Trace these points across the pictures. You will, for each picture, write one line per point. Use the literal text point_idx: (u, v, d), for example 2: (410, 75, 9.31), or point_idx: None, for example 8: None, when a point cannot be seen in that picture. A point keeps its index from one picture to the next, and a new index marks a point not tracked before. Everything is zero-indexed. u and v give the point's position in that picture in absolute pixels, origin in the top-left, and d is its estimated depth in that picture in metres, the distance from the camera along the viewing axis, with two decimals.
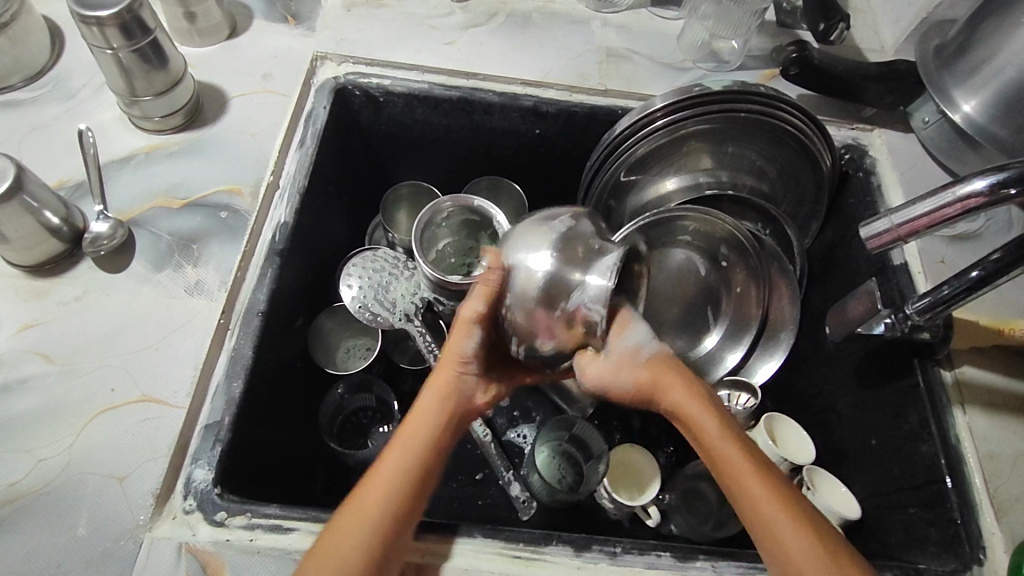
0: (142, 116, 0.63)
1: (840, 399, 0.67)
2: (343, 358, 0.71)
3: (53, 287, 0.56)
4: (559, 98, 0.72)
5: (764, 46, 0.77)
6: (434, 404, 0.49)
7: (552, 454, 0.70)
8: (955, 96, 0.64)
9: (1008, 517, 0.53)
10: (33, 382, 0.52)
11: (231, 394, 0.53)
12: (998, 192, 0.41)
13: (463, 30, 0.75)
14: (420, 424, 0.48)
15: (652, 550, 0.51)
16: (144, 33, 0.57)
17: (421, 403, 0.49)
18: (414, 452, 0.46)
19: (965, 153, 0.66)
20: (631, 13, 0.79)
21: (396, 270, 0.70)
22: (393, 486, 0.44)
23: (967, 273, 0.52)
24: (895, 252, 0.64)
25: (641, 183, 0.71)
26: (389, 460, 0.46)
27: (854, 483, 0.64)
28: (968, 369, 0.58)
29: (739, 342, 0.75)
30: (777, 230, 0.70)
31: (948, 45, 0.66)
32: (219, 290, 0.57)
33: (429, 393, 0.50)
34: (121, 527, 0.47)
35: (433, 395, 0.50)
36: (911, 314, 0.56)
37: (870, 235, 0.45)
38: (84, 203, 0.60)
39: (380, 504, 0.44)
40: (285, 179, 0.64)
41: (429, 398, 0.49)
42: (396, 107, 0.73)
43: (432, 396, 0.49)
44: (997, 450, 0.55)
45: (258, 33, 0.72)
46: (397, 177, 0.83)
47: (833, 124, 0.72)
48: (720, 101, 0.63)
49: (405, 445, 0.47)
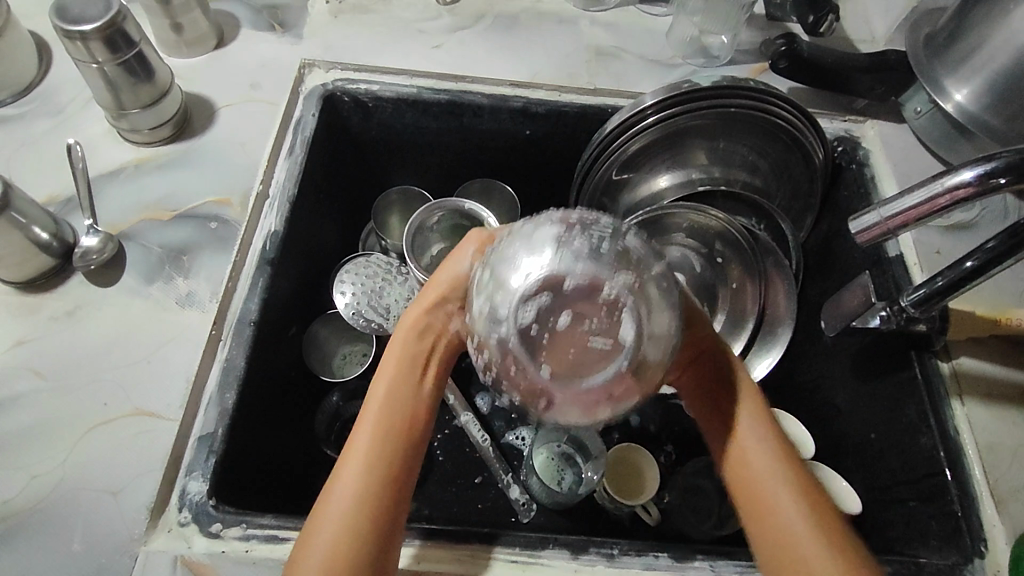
0: (130, 129, 0.63)
1: (839, 393, 0.67)
2: (338, 365, 0.70)
3: (44, 303, 0.56)
4: (549, 99, 0.72)
5: (754, 40, 0.76)
6: (407, 353, 0.44)
7: (550, 455, 0.70)
8: (947, 86, 0.63)
9: (1009, 508, 0.52)
10: (25, 399, 0.52)
11: (224, 405, 0.53)
12: (987, 182, 0.41)
13: (451, 33, 0.75)
14: (391, 370, 0.43)
15: (650, 550, 0.51)
16: (129, 46, 0.57)
17: (369, 409, 0.42)
18: (377, 437, 0.40)
19: (957, 142, 0.66)
20: (619, 11, 0.78)
21: (390, 276, 0.69)
22: (371, 462, 0.39)
23: (960, 264, 0.52)
24: (890, 244, 0.64)
25: (635, 180, 0.71)
26: (350, 452, 0.40)
27: (854, 478, 0.64)
28: (966, 360, 0.58)
29: (739, 336, 0.73)
30: (772, 224, 0.70)
31: (938, 34, 0.65)
32: (210, 301, 0.57)
33: (400, 336, 0.44)
34: (115, 541, 0.47)
35: (377, 410, 0.41)
36: (906, 306, 0.56)
37: (860, 229, 0.45)
38: (74, 217, 0.60)
39: (347, 492, 0.38)
40: (275, 188, 0.64)
41: (399, 342, 0.44)
42: (385, 112, 0.72)
43: (380, 409, 0.41)
44: (997, 442, 0.55)
45: (246, 42, 0.72)
46: (388, 182, 0.82)
47: (825, 117, 0.72)
48: (711, 96, 0.63)
49: (365, 436, 0.40)
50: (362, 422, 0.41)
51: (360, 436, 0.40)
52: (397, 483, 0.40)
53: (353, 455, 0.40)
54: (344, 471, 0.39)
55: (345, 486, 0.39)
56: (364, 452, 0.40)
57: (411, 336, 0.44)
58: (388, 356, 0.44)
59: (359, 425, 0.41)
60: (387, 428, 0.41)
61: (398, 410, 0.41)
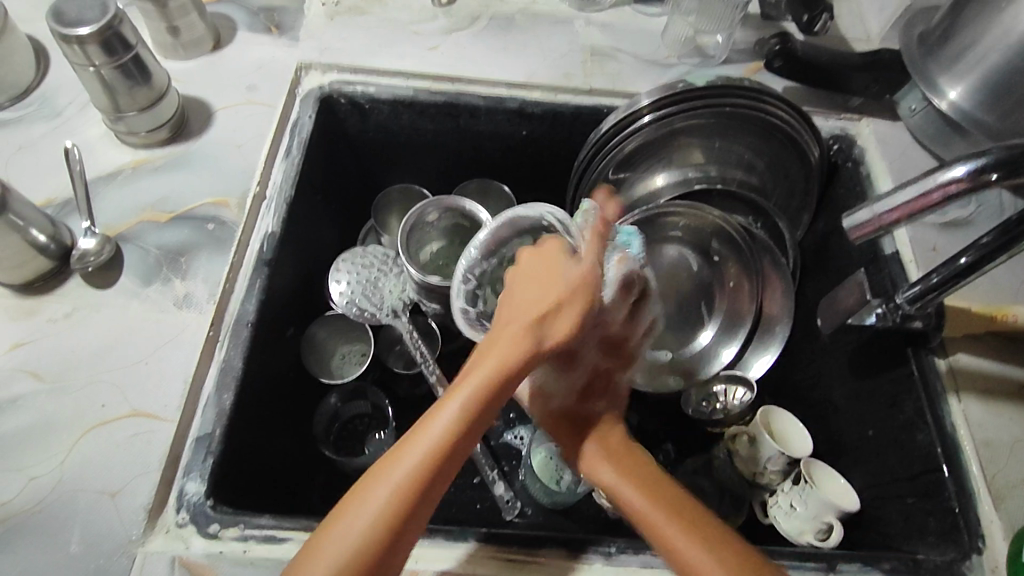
0: (127, 131, 0.63)
1: (836, 390, 0.67)
2: (339, 366, 0.70)
3: (42, 305, 0.56)
4: (545, 99, 0.72)
5: (749, 39, 0.77)
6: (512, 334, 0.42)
7: (548, 454, 0.66)
8: (941, 83, 0.63)
9: (1007, 503, 0.52)
10: (24, 401, 0.52)
11: (221, 406, 0.53)
12: (980, 178, 0.41)
13: (447, 35, 0.75)
14: (482, 372, 0.41)
15: (647, 548, 0.51)
16: (126, 49, 0.58)
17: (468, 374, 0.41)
18: (458, 417, 0.40)
19: (952, 140, 0.66)
20: (614, 12, 0.79)
21: (384, 267, 0.70)
22: (436, 450, 0.39)
23: (956, 259, 0.52)
24: (886, 242, 0.64)
25: (632, 180, 0.71)
26: (430, 426, 0.40)
27: (853, 475, 0.64)
28: (962, 356, 0.58)
29: (735, 337, 0.74)
30: (769, 222, 0.70)
31: (932, 32, 0.65)
32: (207, 302, 0.57)
33: (510, 337, 0.42)
34: (113, 543, 0.47)
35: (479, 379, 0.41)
36: (902, 304, 0.56)
37: (853, 226, 0.45)
38: (72, 220, 0.60)
39: (403, 474, 0.38)
40: (272, 189, 0.64)
41: (506, 348, 0.41)
42: (382, 113, 0.73)
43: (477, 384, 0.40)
44: (994, 438, 0.55)
45: (242, 45, 0.72)
46: (386, 183, 0.83)
47: (821, 115, 0.72)
48: (706, 96, 0.63)
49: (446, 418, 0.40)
50: (441, 412, 0.40)
51: (431, 430, 0.39)
52: (445, 479, 0.40)
53: (421, 438, 0.39)
54: (404, 459, 0.39)
55: (394, 478, 0.38)
56: (428, 451, 0.39)
57: (522, 352, 0.41)
58: (487, 359, 0.41)
59: (438, 415, 0.40)
60: (459, 436, 0.40)
61: (475, 417, 0.40)
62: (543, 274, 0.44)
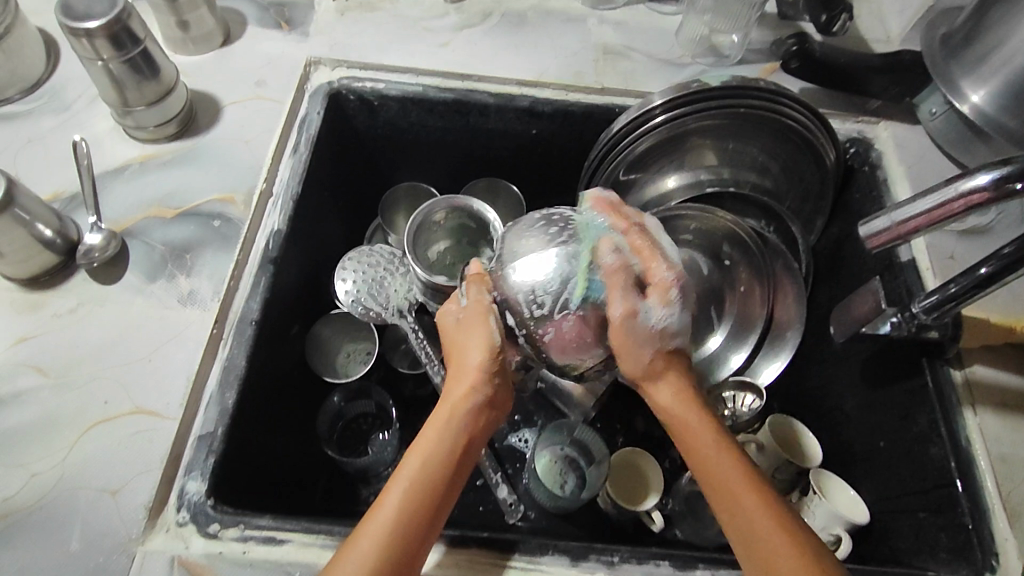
0: (135, 126, 0.63)
1: (848, 399, 0.65)
2: (342, 365, 0.70)
3: (47, 300, 0.56)
4: (556, 98, 0.71)
5: (765, 39, 0.75)
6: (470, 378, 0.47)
7: (553, 458, 0.68)
8: (963, 86, 0.62)
9: (1021, 522, 0.51)
10: (27, 396, 0.52)
11: (224, 405, 0.52)
12: (1004, 188, 0.40)
13: (457, 31, 0.74)
14: (438, 441, 0.45)
15: (651, 558, 0.50)
16: (134, 44, 0.57)
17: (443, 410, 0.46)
18: (430, 468, 0.44)
19: (973, 145, 0.64)
20: (628, 9, 0.77)
21: (390, 266, 0.69)
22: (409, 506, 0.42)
23: (976, 269, 0.51)
24: (902, 249, 0.62)
25: (643, 181, 0.70)
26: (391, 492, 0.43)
27: (863, 486, 0.62)
28: (979, 368, 0.57)
29: (746, 341, 0.73)
30: (783, 227, 0.66)
31: (955, 34, 0.63)
32: (211, 300, 0.57)
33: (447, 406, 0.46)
34: (114, 540, 0.47)
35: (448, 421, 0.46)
36: (917, 313, 0.55)
37: (869, 234, 0.44)
38: (78, 214, 0.60)
39: (382, 522, 0.42)
40: (279, 186, 0.63)
41: (431, 441, 0.45)
42: (391, 110, 0.72)
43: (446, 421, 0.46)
44: (1011, 453, 0.53)
45: (251, 40, 0.72)
46: (394, 181, 0.82)
47: (838, 117, 0.70)
48: (722, 97, 0.62)
49: (411, 470, 0.44)
50: (387, 494, 0.43)
51: (382, 513, 0.42)
52: (413, 545, 0.42)
53: (394, 492, 0.43)
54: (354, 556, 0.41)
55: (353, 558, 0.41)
56: (384, 530, 0.42)
57: (453, 428, 0.45)
58: (416, 450, 0.45)
59: (386, 495, 0.43)
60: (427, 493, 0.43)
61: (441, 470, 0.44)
62: (468, 334, 0.48)
